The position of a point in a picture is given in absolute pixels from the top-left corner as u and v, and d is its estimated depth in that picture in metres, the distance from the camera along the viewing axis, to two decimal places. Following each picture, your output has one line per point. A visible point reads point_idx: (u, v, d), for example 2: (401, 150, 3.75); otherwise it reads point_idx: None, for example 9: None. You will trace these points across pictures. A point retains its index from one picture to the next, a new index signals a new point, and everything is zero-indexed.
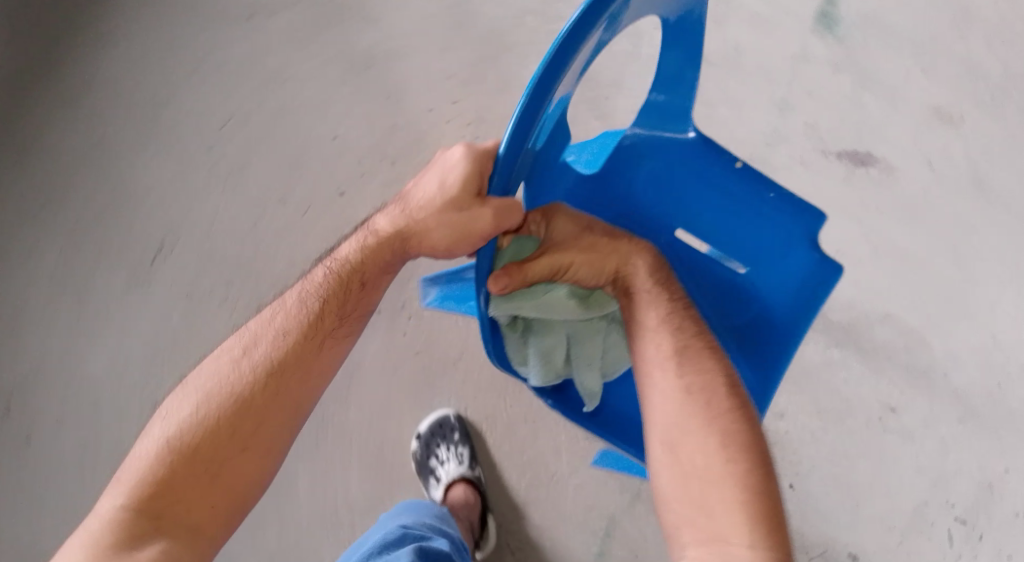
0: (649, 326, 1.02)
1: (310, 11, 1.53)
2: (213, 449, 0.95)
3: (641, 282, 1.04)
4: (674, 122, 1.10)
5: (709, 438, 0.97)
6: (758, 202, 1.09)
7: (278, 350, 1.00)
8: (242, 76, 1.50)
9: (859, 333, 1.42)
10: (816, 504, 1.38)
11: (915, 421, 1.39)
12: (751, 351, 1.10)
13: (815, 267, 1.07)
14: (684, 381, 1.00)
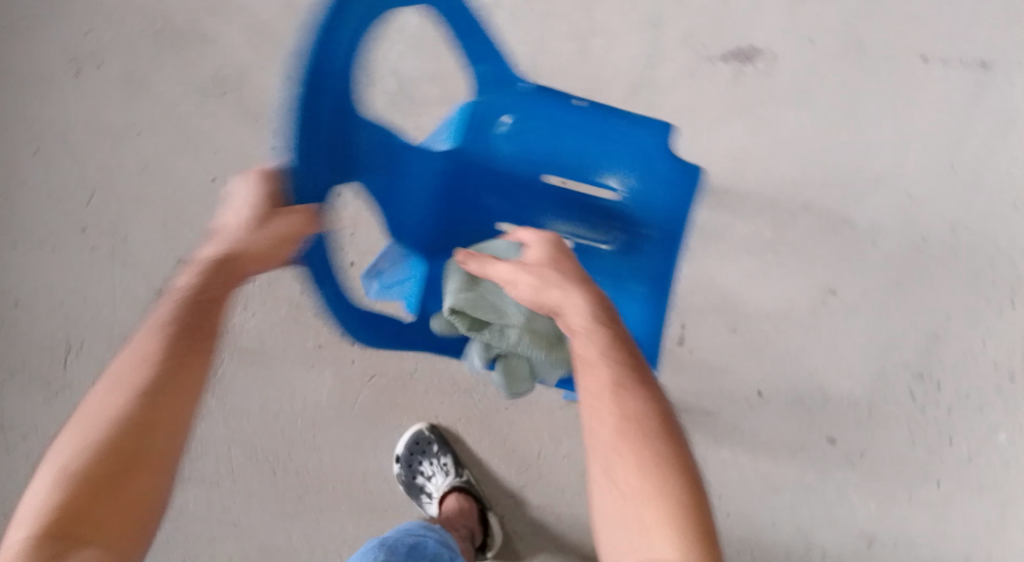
0: (583, 365, 0.93)
1: (139, 50, 1.38)
2: (115, 468, 0.84)
3: (574, 320, 0.94)
4: (500, 82, 1.08)
5: (640, 454, 0.88)
6: (607, 127, 1.10)
7: (151, 365, 0.88)
8: (90, 142, 1.37)
9: (779, 225, 1.41)
10: (791, 405, 1.40)
11: (850, 289, 1.42)
12: (643, 269, 1.10)
13: (680, 169, 1.09)
14: (619, 406, 0.90)
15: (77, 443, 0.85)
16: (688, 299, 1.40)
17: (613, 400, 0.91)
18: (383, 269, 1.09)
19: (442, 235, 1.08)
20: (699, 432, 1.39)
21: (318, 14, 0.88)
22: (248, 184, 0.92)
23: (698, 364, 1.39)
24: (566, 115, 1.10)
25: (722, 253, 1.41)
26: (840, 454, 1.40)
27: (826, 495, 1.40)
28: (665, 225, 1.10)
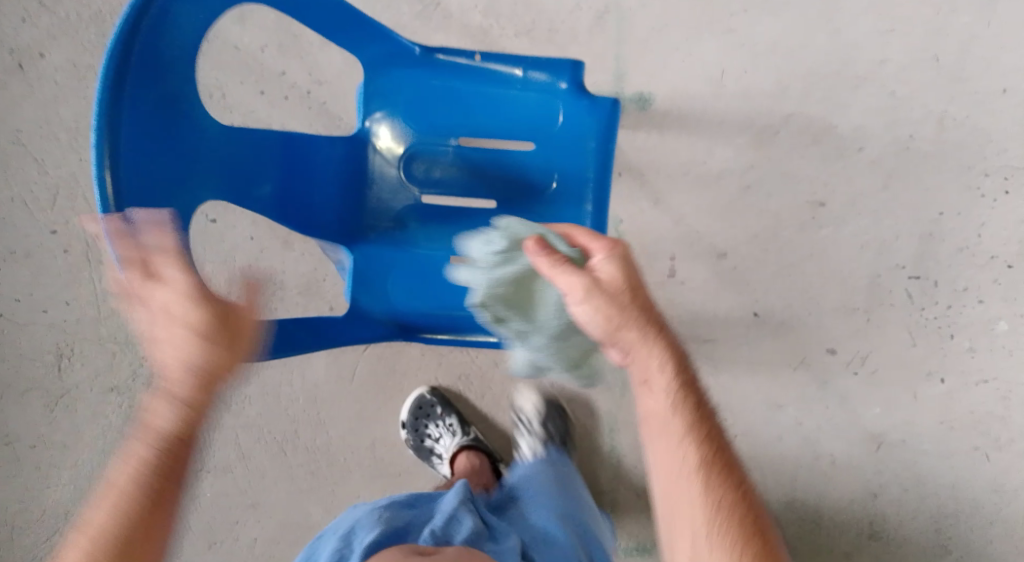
0: (665, 435, 0.93)
1: (82, 41, 1.29)
2: None
3: (659, 383, 0.95)
4: (396, 54, 1.06)
5: (705, 504, 0.90)
6: (510, 79, 1.08)
7: (137, 483, 0.86)
8: (44, 140, 1.29)
9: (764, 144, 1.39)
10: (784, 319, 1.40)
11: (840, 200, 1.39)
12: (574, 211, 1.10)
13: (594, 107, 1.08)
14: (687, 451, 0.92)
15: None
16: (676, 229, 1.39)
17: (700, 474, 0.91)
18: (339, 262, 1.12)
19: (361, 220, 1.10)
20: (697, 359, 1.40)
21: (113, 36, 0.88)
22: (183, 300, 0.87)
23: (692, 288, 1.40)
24: (456, 71, 1.08)
25: (706, 176, 1.39)
26: (840, 363, 1.40)
27: (830, 407, 1.40)
28: (585, 160, 1.09)
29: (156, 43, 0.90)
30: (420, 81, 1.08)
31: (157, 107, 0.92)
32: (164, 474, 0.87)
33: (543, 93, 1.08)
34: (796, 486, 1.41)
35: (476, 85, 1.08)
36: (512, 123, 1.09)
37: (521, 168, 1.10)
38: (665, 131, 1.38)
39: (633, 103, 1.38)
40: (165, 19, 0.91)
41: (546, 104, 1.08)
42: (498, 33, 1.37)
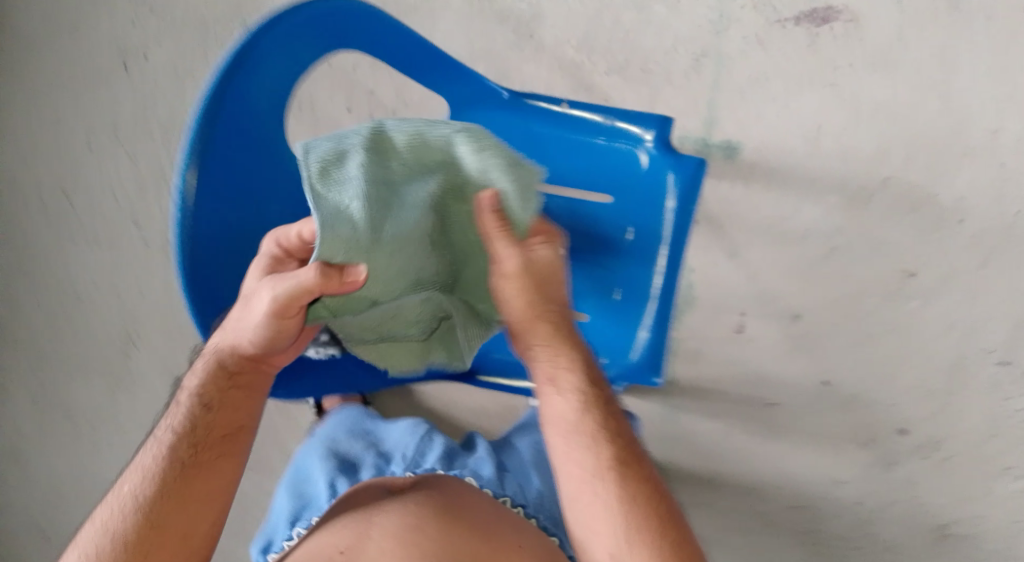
0: (573, 434, 0.99)
1: (184, 44, 1.34)
2: (168, 502, 0.97)
3: (568, 385, 1.00)
4: (485, 98, 1.09)
5: (599, 452, 0.97)
6: (595, 127, 1.06)
7: (185, 416, 1.00)
8: (140, 136, 1.36)
9: (855, 206, 1.30)
10: (854, 390, 1.32)
11: (931, 272, 1.29)
12: (645, 268, 1.07)
13: (679, 163, 1.04)
14: (575, 406, 0.99)
15: (132, 492, 0.98)
16: (750, 283, 1.34)
17: (610, 472, 0.97)
18: None
19: None
20: (758, 423, 1.34)
21: (211, 74, 0.95)
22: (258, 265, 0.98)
23: (761, 346, 1.34)
24: (542, 117, 1.08)
25: (788, 235, 1.32)
26: (910, 447, 1.31)
27: (895, 491, 1.32)
28: (663, 217, 1.05)
29: (253, 81, 0.98)
30: (505, 124, 1.09)
31: (243, 141, 0.99)
32: (223, 429, 1.00)
33: (626, 145, 1.06)
34: (837, 558, 1.35)
35: (560, 132, 1.07)
36: (593, 174, 1.07)
37: (596, 221, 1.08)
38: (748, 183, 1.33)
39: (719, 150, 1.33)
40: (261, 59, 0.97)
41: (628, 155, 1.06)
42: (589, 68, 1.35)
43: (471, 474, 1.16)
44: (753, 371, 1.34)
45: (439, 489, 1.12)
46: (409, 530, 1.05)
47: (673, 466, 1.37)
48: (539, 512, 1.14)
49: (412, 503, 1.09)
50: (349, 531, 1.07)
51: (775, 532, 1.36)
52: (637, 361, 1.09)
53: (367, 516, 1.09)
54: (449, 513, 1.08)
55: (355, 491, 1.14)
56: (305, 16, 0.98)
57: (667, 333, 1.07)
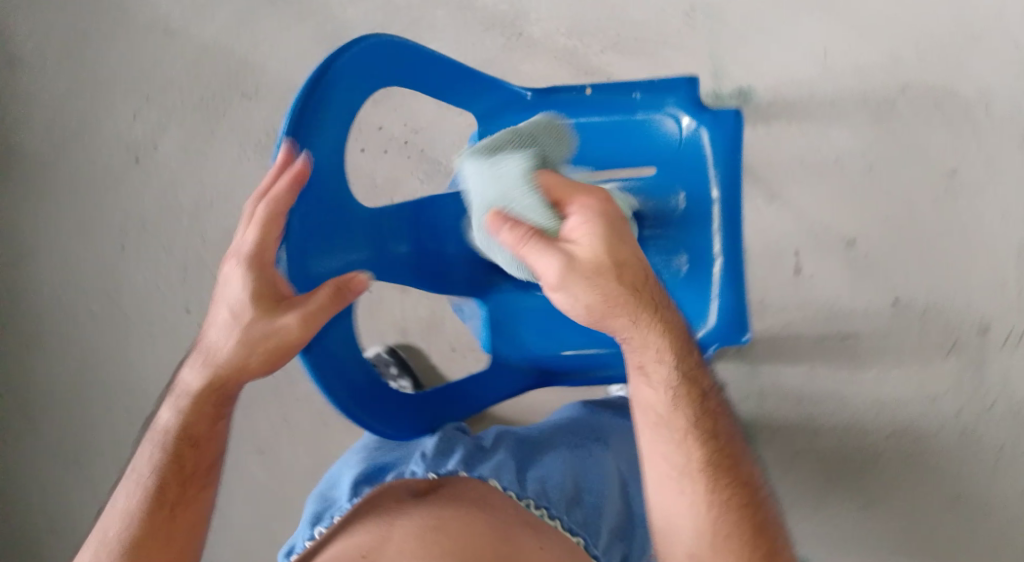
0: (667, 426, 0.96)
1: (190, 125, 1.36)
2: (151, 536, 0.96)
3: (659, 377, 0.96)
4: (509, 101, 1.08)
5: (687, 445, 0.95)
6: (624, 104, 1.08)
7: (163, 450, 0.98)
8: (168, 224, 1.36)
9: (879, 117, 1.30)
10: (930, 299, 1.28)
11: (971, 164, 1.28)
12: (706, 230, 1.08)
13: (716, 121, 1.05)
14: (665, 396, 0.96)
15: (110, 531, 0.96)
16: (800, 217, 1.30)
17: (702, 476, 0.95)
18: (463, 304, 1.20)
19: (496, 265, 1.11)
20: (842, 358, 1.28)
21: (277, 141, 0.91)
22: (238, 288, 0.94)
23: (829, 277, 1.30)
24: (570, 107, 1.09)
25: (823, 163, 1.31)
26: (995, 343, 1.26)
27: (991, 393, 1.25)
28: (710, 176, 1.07)
29: (321, 124, 0.95)
30: None
31: (317, 201, 0.95)
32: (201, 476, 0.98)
33: (659, 115, 1.08)
34: (964, 476, 1.25)
35: (591, 117, 1.09)
36: (631, 152, 1.09)
37: (645, 194, 1.09)
38: (770, 121, 1.32)
39: (732, 98, 1.33)
40: (326, 100, 0.95)
41: (662, 125, 1.08)
42: (585, 51, 1.34)
43: (494, 475, 1.02)
44: (829, 304, 1.29)
45: (462, 496, 1.01)
46: (427, 541, 0.95)
47: (765, 418, 1.29)
48: (563, 513, 1.01)
49: (432, 509, 0.99)
50: (365, 541, 0.96)
51: (881, 467, 1.27)
52: (721, 325, 1.06)
53: (386, 529, 0.97)
54: (471, 520, 0.98)
55: (372, 497, 1.01)
56: (340, 67, 0.95)
57: (742, 290, 1.06)
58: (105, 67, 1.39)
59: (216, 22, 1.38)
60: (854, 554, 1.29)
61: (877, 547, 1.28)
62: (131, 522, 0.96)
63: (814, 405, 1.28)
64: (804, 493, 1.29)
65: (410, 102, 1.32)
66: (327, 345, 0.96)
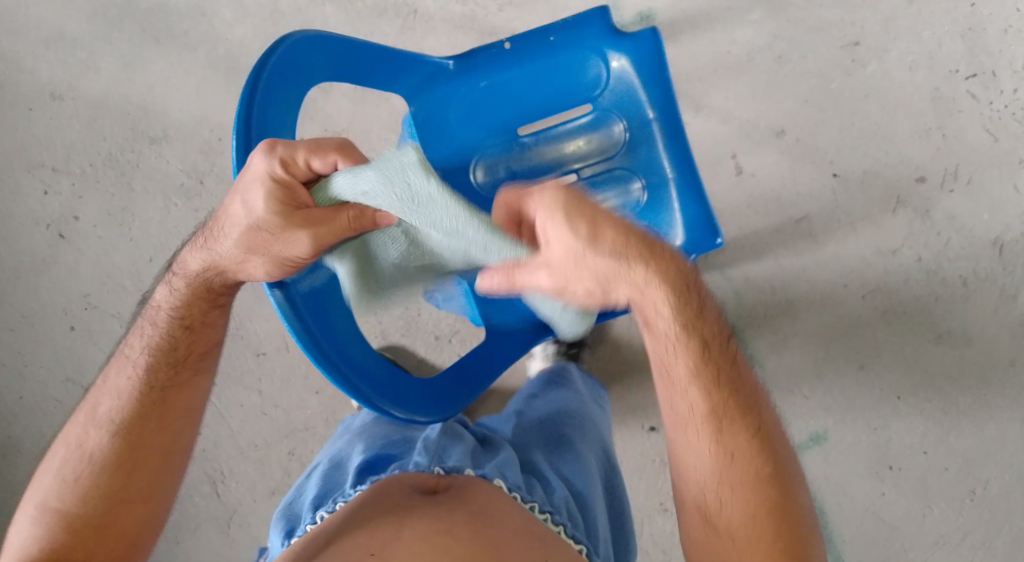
0: (674, 369, 0.94)
1: (107, 186, 1.32)
2: (119, 467, 0.94)
3: (662, 326, 0.93)
4: (434, 74, 1.07)
5: (699, 390, 0.92)
6: (544, 48, 1.07)
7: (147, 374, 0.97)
8: (113, 294, 1.30)
9: (774, 6, 1.34)
10: (866, 165, 1.33)
11: (869, 30, 1.33)
12: (653, 148, 1.09)
13: (636, 43, 1.07)
14: (673, 347, 0.93)
15: (79, 461, 0.95)
16: (728, 120, 1.34)
17: (710, 421, 0.92)
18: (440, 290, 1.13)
19: None
20: (799, 239, 1.32)
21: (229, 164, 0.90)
22: (256, 197, 0.90)
23: (771, 168, 1.33)
24: (493, 65, 1.08)
25: (735, 63, 1.34)
26: (934, 190, 1.32)
27: (943, 232, 1.31)
28: (643, 96, 1.09)
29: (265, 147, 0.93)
30: (463, 90, 1.09)
31: None
32: (172, 426, 0.97)
33: (578, 51, 1.08)
34: (938, 319, 1.31)
35: (517, 69, 1.08)
36: (561, 95, 1.09)
37: (589, 130, 1.11)
38: (674, 36, 1.35)
39: (636, 24, 1.35)
40: (262, 123, 0.93)
41: (587, 59, 1.08)
42: (484, 13, 1.32)
43: (499, 474, 1.01)
44: (778, 193, 1.33)
45: (473, 494, 0.97)
46: (440, 544, 0.90)
47: (747, 316, 1.33)
48: (567, 520, 0.99)
49: (445, 509, 0.94)
50: (370, 542, 0.91)
51: (865, 326, 1.32)
52: (693, 236, 1.07)
53: (395, 528, 0.92)
54: (483, 522, 0.93)
55: (382, 489, 0.98)
56: (267, 78, 0.93)
57: (704, 196, 1.07)
58: (2, 153, 1.33)
59: (104, 77, 1.33)
60: (865, 416, 1.32)
61: (884, 404, 1.31)
62: (101, 460, 0.94)
63: (788, 292, 1.32)
64: (802, 375, 1.32)
65: (328, 108, 1.30)
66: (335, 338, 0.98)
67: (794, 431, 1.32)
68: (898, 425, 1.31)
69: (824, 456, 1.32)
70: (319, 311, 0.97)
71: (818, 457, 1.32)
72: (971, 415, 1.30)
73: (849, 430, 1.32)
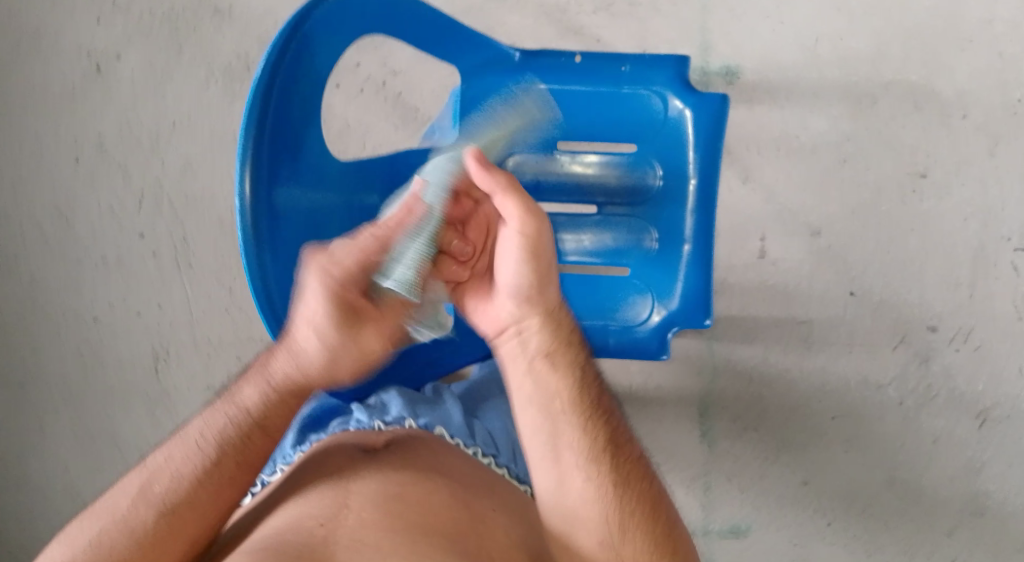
0: (558, 424, 0.95)
1: (156, 39, 1.30)
2: (173, 519, 0.90)
3: (552, 376, 0.96)
4: (498, 60, 1.07)
5: (581, 428, 0.94)
6: (610, 77, 1.06)
7: (227, 434, 0.94)
8: (128, 146, 1.30)
9: (857, 109, 1.30)
10: (886, 294, 1.30)
11: (941, 165, 1.30)
12: (681, 209, 1.07)
13: (701, 103, 1.05)
14: (556, 384, 0.95)
15: (137, 495, 0.91)
16: (770, 201, 1.31)
17: (595, 466, 0.93)
18: None
19: None
20: (794, 340, 1.31)
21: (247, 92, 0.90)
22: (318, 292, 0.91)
23: (793, 262, 1.31)
24: (556, 72, 1.06)
25: (798, 148, 1.31)
26: (941, 342, 1.29)
27: (933, 385, 1.29)
28: (689, 157, 1.06)
29: (297, 67, 0.93)
30: (518, 85, 1.07)
31: (285, 149, 0.94)
32: (226, 503, 0.93)
33: (641, 89, 1.06)
34: (896, 465, 1.29)
35: (577, 83, 1.06)
36: (609, 124, 1.07)
37: (626, 170, 1.08)
38: (750, 101, 1.32)
39: (720, 77, 1.32)
40: (307, 44, 0.93)
41: (649, 101, 1.06)
42: (576, 10, 1.31)
43: (440, 422, 1.07)
44: (791, 289, 1.31)
45: (416, 451, 1.01)
46: (388, 510, 0.94)
47: (716, 395, 1.31)
48: (510, 462, 1.08)
49: (390, 470, 0.98)
50: (319, 511, 0.94)
51: (823, 444, 1.30)
52: (685, 306, 1.07)
53: (341, 487, 0.97)
54: (430, 488, 0.97)
55: (323, 452, 1.02)
56: (311, 22, 0.93)
57: (710, 273, 1.07)
58: None
59: None
60: (791, 530, 1.31)
61: (813, 523, 1.31)
62: (162, 506, 0.91)
63: (763, 386, 1.31)
64: (746, 470, 1.31)
65: (393, 48, 1.27)
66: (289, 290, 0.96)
67: (718, 518, 1.32)
68: (818, 546, 1.32)
69: (739, 548, 1.32)
70: (284, 249, 0.95)
71: (732, 548, 1.33)
72: None
73: (769, 537, 1.32)
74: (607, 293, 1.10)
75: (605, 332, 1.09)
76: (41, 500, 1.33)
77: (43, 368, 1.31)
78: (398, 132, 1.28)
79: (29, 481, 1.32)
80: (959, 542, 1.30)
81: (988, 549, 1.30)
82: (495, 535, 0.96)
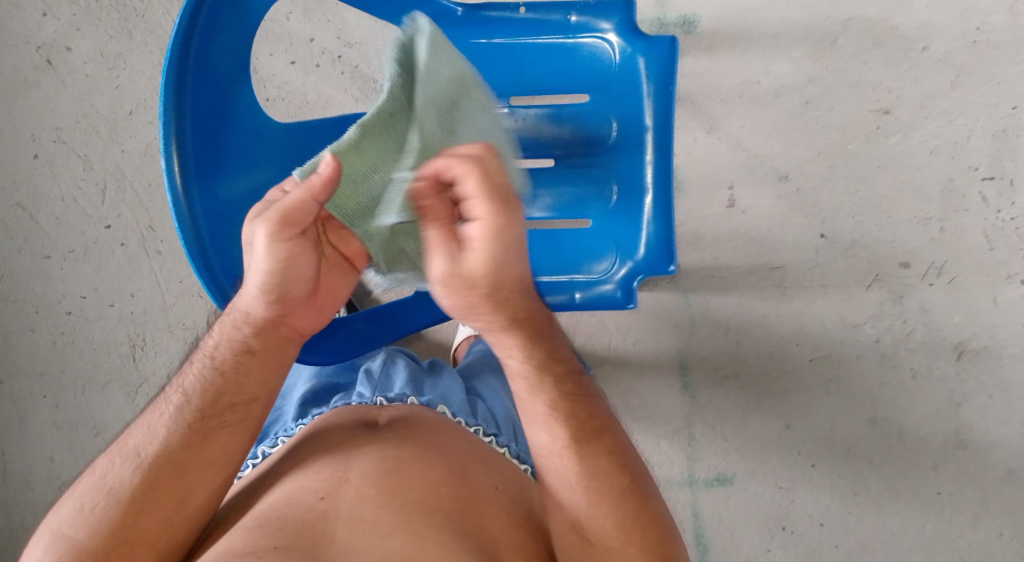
0: (530, 408, 0.94)
1: (106, 25, 1.28)
2: (155, 480, 0.89)
3: (517, 367, 0.94)
4: (442, 18, 1.06)
5: (548, 414, 0.93)
6: (557, 28, 1.06)
7: (199, 386, 0.93)
8: (85, 135, 1.29)
9: (818, 50, 1.30)
10: (857, 233, 1.30)
11: (906, 100, 1.29)
12: (637, 159, 1.07)
13: (651, 48, 1.05)
14: (527, 371, 0.94)
15: (124, 461, 0.90)
16: (736, 148, 1.31)
17: (565, 450, 0.92)
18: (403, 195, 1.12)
19: None
20: (769, 286, 1.31)
21: (159, 75, 0.90)
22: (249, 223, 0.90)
23: (764, 206, 1.31)
24: (502, 28, 1.07)
25: (761, 93, 1.31)
26: (915, 277, 1.30)
27: (909, 322, 1.30)
28: (643, 105, 1.06)
29: (209, 48, 0.93)
30: (464, 44, 1.07)
31: (208, 125, 0.94)
32: (217, 469, 0.91)
33: (588, 38, 1.06)
34: (877, 403, 1.30)
35: (524, 37, 1.07)
36: (562, 75, 1.07)
37: (577, 122, 1.08)
38: (711, 49, 1.31)
39: (677, 27, 1.31)
40: (213, 26, 0.93)
41: (598, 50, 1.07)
42: None
43: (442, 400, 1.06)
44: (763, 235, 1.31)
45: (417, 425, 1.00)
46: (387, 486, 0.92)
47: (695, 346, 1.32)
48: (511, 441, 1.06)
49: (391, 447, 0.96)
50: (317, 486, 0.92)
51: (804, 388, 1.31)
52: (648, 256, 1.08)
53: (343, 461, 0.95)
54: (429, 465, 0.95)
55: (323, 428, 0.99)
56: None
57: (672, 222, 1.07)
58: None
59: None
60: (777, 474, 1.32)
61: (799, 468, 1.32)
62: (145, 464, 0.90)
63: (741, 333, 1.31)
64: (729, 418, 1.32)
65: (345, 18, 1.27)
66: (230, 258, 0.96)
67: (703, 468, 1.32)
68: (806, 489, 1.32)
69: (727, 496, 1.33)
70: (219, 219, 0.95)
71: (719, 498, 1.33)
72: (878, 504, 1.31)
73: (757, 483, 1.32)
74: (571, 248, 1.10)
75: (570, 285, 1.09)
76: (17, 495, 1.31)
77: (18, 363, 1.31)
78: (358, 102, 1.27)
79: (11, 479, 1.31)
80: (944, 476, 1.30)
81: (974, 483, 1.30)
82: (495, 513, 0.94)
